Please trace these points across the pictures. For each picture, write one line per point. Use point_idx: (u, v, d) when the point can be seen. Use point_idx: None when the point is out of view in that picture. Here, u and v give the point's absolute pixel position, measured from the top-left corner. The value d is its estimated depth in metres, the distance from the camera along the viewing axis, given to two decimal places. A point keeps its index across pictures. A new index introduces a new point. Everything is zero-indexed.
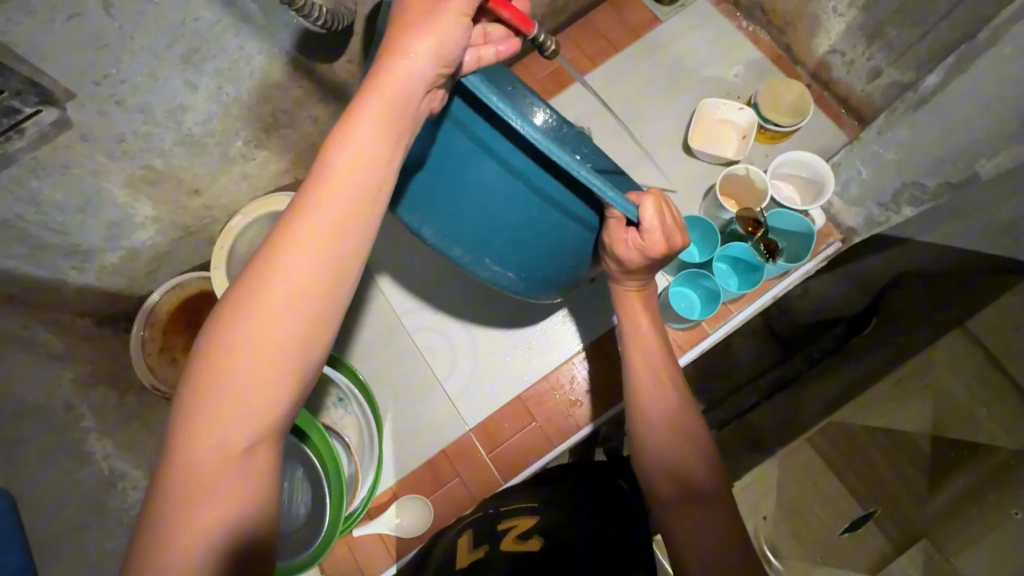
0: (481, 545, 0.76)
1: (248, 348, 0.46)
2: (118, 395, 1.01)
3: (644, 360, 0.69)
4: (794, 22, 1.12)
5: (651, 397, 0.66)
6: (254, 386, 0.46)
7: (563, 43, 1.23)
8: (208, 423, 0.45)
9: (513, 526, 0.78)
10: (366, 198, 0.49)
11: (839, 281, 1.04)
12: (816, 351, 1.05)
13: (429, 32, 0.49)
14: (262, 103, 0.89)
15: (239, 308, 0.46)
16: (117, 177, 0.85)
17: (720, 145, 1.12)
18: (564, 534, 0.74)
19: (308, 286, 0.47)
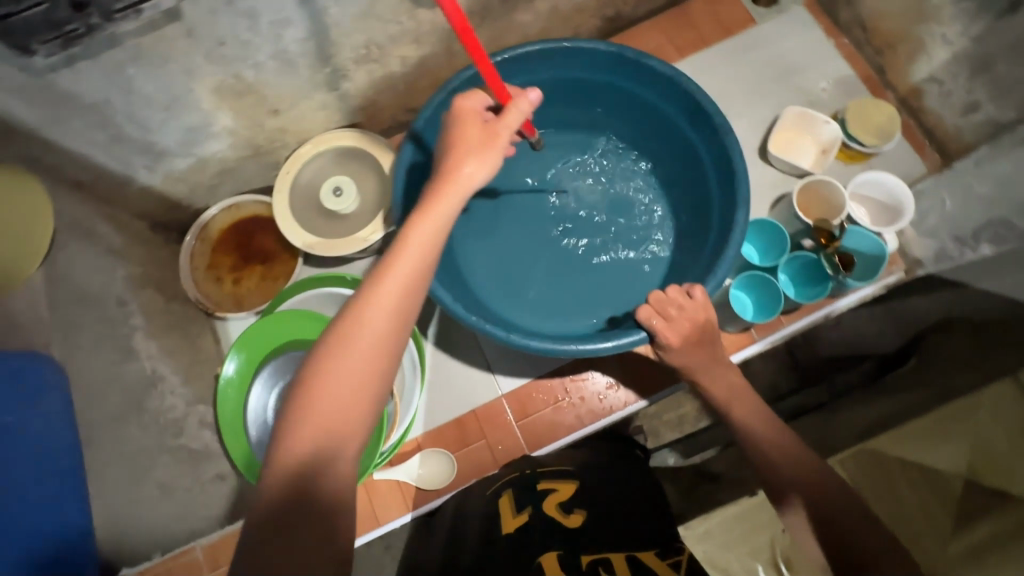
0: (525, 509, 0.72)
1: (333, 374, 0.53)
2: (165, 300, 1.00)
3: (752, 426, 0.73)
4: (894, 44, 1.09)
5: (778, 458, 0.69)
6: (336, 406, 0.52)
7: (653, 29, 1.22)
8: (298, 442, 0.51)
9: (556, 489, 0.76)
10: (428, 254, 0.58)
11: (879, 319, 1.11)
12: (839, 382, 1.14)
13: (478, 154, 0.64)
14: (360, 31, 0.88)
15: (331, 343, 0.54)
16: (208, 82, 0.84)
17: (798, 155, 1.10)
18: (607, 509, 0.72)
19: (384, 323, 0.55)
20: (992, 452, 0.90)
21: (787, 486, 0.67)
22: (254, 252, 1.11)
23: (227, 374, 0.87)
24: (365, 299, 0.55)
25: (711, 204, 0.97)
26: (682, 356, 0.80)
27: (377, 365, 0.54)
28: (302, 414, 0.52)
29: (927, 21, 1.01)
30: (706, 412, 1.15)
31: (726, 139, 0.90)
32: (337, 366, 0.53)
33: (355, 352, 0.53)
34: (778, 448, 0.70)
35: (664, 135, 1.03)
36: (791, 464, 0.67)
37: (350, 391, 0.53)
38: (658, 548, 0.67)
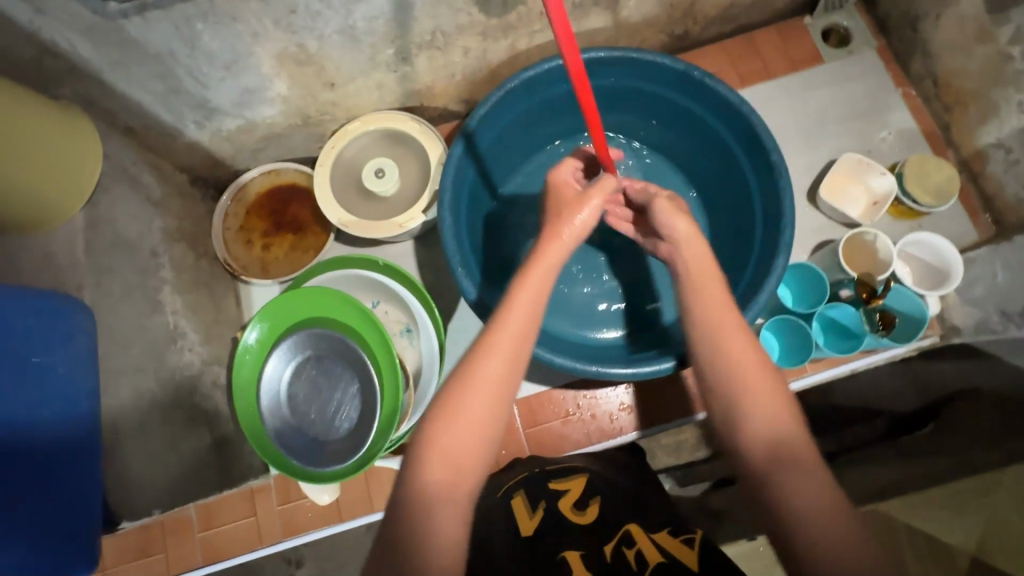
0: (540, 509, 0.77)
1: (458, 411, 0.56)
2: (195, 257, 1.01)
3: (710, 303, 0.64)
4: (966, 103, 1.06)
5: (725, 342, 0.60)
6: (460, 444, 0.55)
7: (718, 53, 1.20)
8: (426, 476, 0.53)
9: (567, 489, 0.81)
10: (538, 302, 0.64)
11: (896, 376, 1.08)
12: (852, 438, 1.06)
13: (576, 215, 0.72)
14: (429, 17, 0.87)
15: (458, 383, 0.57)
16: (271, 47, 0.83)
17: (848, 203, 1.07)
18: (619, 504, 0.78)
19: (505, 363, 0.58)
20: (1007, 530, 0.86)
21: (723, 370, 0.59)
22: (287, 221, 1.11)
23: (246, 343, 0.87)
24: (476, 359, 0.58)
25: (752, 241, 0.94)
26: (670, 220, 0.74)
27: (485, 424, 0.56)
28: (416, 472, 0.53)
29: (1004, 85, 0.98)
30: (704, 442, 1.05)
31: (778, 179, 0.88)
32: (450, 423, 0.55)
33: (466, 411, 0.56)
34: (728, 327, 0.61)
35: (717, 161, 1.01)
36: (734, 348, 0.59)
37: (460, 450, 0.55)
38: (671, 527, 0.72)
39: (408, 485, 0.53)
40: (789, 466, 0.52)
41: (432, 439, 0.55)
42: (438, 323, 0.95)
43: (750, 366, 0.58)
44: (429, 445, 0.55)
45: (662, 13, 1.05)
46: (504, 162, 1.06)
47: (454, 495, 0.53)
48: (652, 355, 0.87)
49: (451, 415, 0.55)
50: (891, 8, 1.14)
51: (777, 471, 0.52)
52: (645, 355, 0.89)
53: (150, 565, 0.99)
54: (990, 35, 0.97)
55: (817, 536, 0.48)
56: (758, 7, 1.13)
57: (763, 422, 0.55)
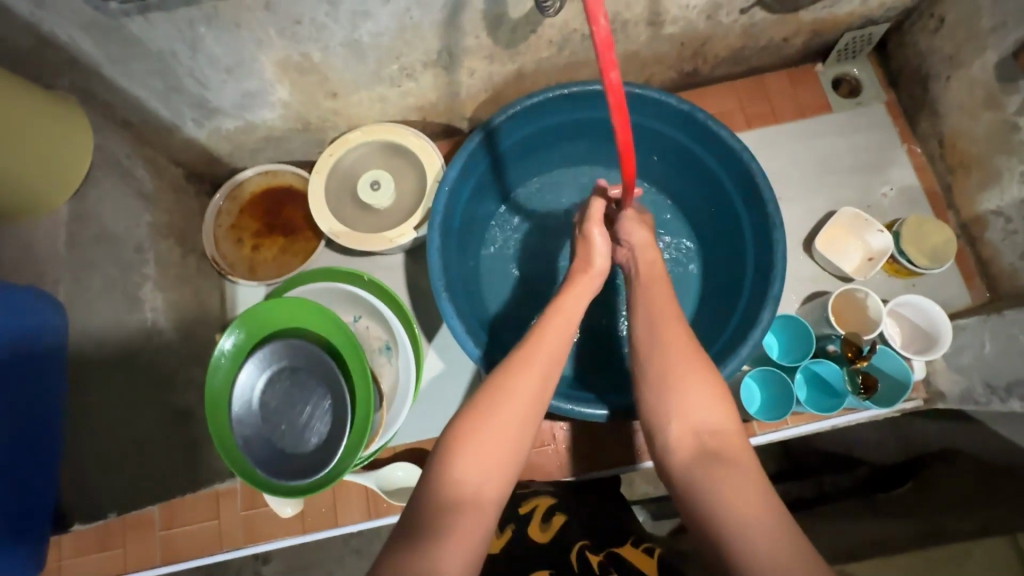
0: (507, 526, 0.85)
1: (491, 418, 0.58)
2: (182, 252, 1.00)
3: (660, 314, 0.69)
4: (969, 168, 1.05)
5: (669, 347, 0.65)
6: (488, 451, 0.57)
7: (726, 92, 1.19)
8: (454, 475, 0.55)
9: (533, 508, 0.88)
10: (569, 332, 0.68)
11: (882, 429, 1.07)
12: (829, 484, 1.07)
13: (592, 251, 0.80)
14: (436, 37, 0.86)
15: (494, 393, 0.61)
16: (274, 55, 0.83)
17: (843, 257, 1.06)
18: (581, 521, 0.87)
19: (536, 380, 0.62)
20: None
21: (664, 372, 0.63)
22: (280, 224, 1.10)
23: (221, 350, 0.86)
24: (512, 375, 0.62)
25: (741, 287, 0.93)
26: (637, 233, 0.82)
27: (518, 436, 0.59)
28: (443, 476, 0.55)
29: (1009, 154, 0.97)
30: None
31: (772, 230, 0.87)
32: (480, 435, 0.57)
33: (502, 422, 0.58)
34: (672, 334, 0.66)
35: (714, 204, 1.00)
36: (676, 352, 0.64)
37: (494, 459, 0.57)
38: (632, 538, 0.84)
39: (434, 481, 0.55)
40: (719, 463, 0.55)
41: (464, 447, 0.56)
42: (417, 343, 0.95)
43: (692, 368, 0.63)
44: (463, 449, 0.56)
45: (673, 50, 1.05)
46: (502, 184, 1.05)
47: (483, 503, 0.54)
48: (588, 397, 0.86)
49: (487, 422, 0.58)
50: (903, 63, 1.14)
51: (708, 466, 0.55)
52: (575, 393, 0.87)
53: (109, 558, 0.99)
54: (998, 103, 0.96)
55: (741, 525, 0.50)
56: (770, 51, 1.12)
57: (699, 421, 0.59)
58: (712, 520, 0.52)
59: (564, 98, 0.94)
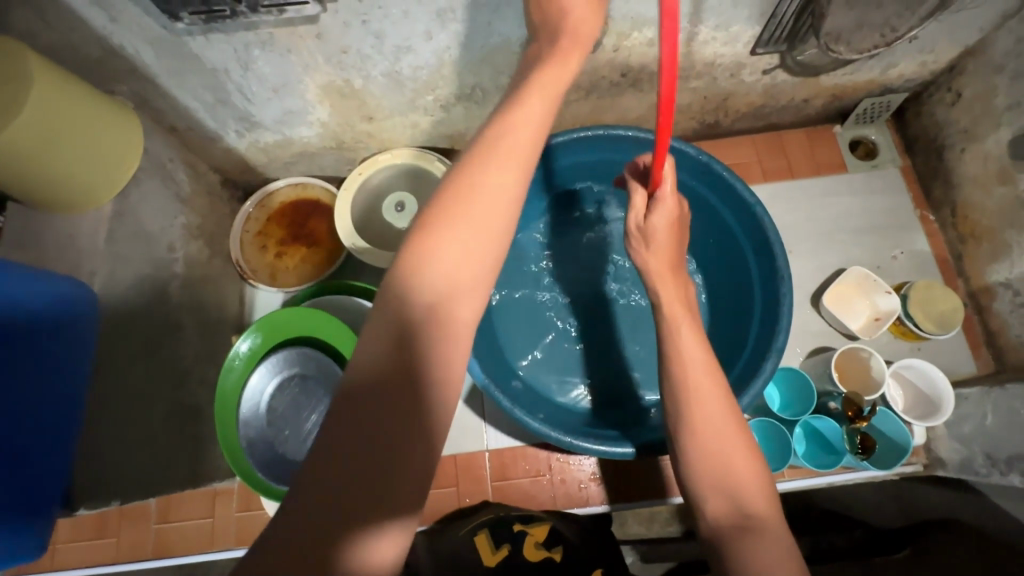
0: (503, 547, 0.86)
1: (454, 221, 0.49)
2: (209, 254, 1.05)
3: (689, 358, 0.67)
4: (981, 238, 1.07)
5: (702, 401, 0.64)
6: (458, 256, 0.48)
7: (745, 145, 1.23)
8: (417, 282, 0.48)
9: (530, 532, 0.88)
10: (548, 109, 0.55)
11: (881, 490, 1.07)
12: (825, 541, 1.03)
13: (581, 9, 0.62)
14: (470, 74, 0.91)
15: (461, 191, 0.50)
16: (318, 79, 0.88)
17: (850, 315, 1.08)
18: (583, 553, 0.85)
19: (507, 166, 0.51)
20: None
21: (700, 430, 0.63)
22: (304, 234, 1.15)
23: (236, 351, 0.88)
24: (479, 172, 0.51)
25: (745, 337, 0.95)
26: (653, 260, 0.76)
27: (482, 259, 0.49)
28: (411, 291, 0.48)
29: (1020, 229, 0.99)
30: (677, 518, 1.05)
31: (780, 284, 0.89)
32: (448, 238, 0.48)
33: (461, 250, 0.49)
34: (705, 389, 0.65)
35: (723, 251, 1.03)
36: (710, 404, 0.64)
37: (452, 293, 0.48)
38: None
39: (395, 297, 0.48)
40: (755, 535, 0.56)
41: (431, 251, 0.48)
42: None
43: (730, 427, 0.63)
44: (415, 286, 0.48)
45: (695, 102, 1.09)
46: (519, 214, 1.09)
47: (449, 340, 0.48)
48: (615, 436, 0.87)
49: (432, 250, 0.48)
50: (920, 131, 1.17)
51: (741, 537, 0.57)
52: (602, 432, 0.88)
53: (103, 547, 1.00)
54: (1011, 178, 0.99)
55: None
56: (790, 110, 1.16)
57: (736, 485, 0.60)
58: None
59: (588, 139, 0.97)
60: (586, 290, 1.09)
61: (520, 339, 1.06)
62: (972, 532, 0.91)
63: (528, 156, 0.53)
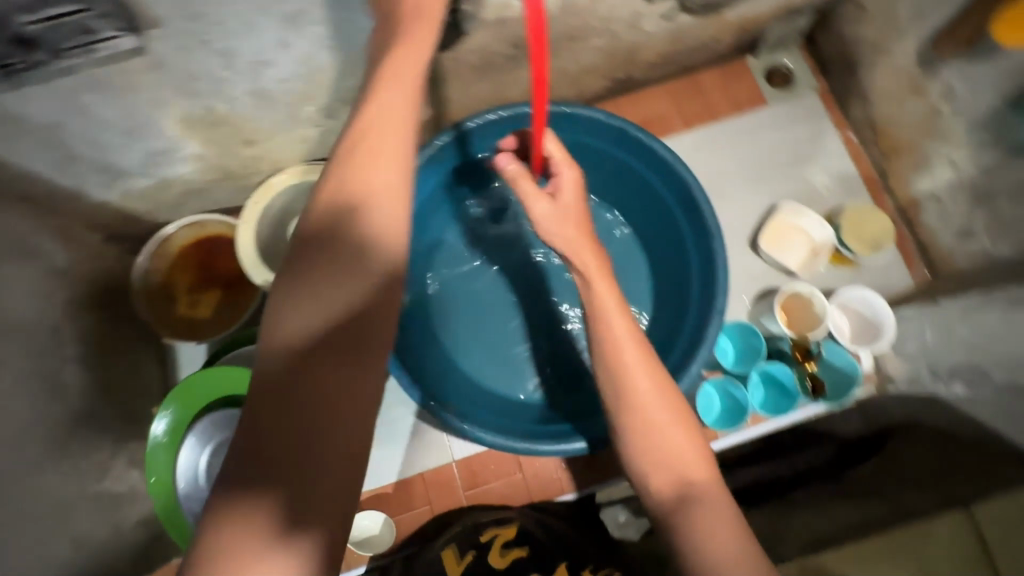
0: (468, 554, 0.83)
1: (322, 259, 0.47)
2: (108, 324, 0.94)
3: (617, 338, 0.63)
4: (901, 152, 1.07)
5: (631, 378, 0.61)
6: (328, 293, 0.47)
7: (662, 93, 1.18)
8: (289, 331, 0.45)
9: (496, 535, 0.86)
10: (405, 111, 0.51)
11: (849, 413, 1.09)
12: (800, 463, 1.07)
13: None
14: (348, 76, 0.82)
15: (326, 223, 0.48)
16: (175, 112, 0.78)
17: (790, 253, 1.07)
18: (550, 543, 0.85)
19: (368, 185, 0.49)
20: None
21: (632, 405, 0.60)
22: (216, 278, 1.06)
23: (157, 431, 0.82)
24: (338, 200, 0.48)
25: (688, 300, 0.92)
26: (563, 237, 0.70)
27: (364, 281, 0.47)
28: (284, 340, 0.45)
29: (937, 138, 0.98)
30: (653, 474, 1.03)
31: (712, 241, 0.87)
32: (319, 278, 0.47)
33: (341, 261, 0.47)
34: (638, 372, 0.61)
35: (655, 215, 0.99)
36: (637, 380, 0.61)
37: (341, 296, 0.47)
38: (592, 563, 0.82)
39: (271, 346, 0.46)
40: (695, 506, 0.55)
41: (302, 297, 0.46)
42: None
43: (660, 394, 0.61)
44: (290, 332, 0.45)
45: (600, 61, 1.03)
46: (439, 212, 1.03)
47: (346, 343, 0.46)
48: (565, 430, 0.85)
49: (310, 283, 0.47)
50: (831, 51, 1.14)
51: (686, 508, 0.55)
52: (554, 428, 0.86)
53: None
54: (923, 89, 0.97)
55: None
56: (700, 50, 1.11)
57: (672, 449, 0.58)
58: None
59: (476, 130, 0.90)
60: (525, 276, 1.05)
61: (465, 342, 1.01)
62: (928, 434, 0.94)
63: (406, 118, 0.51)
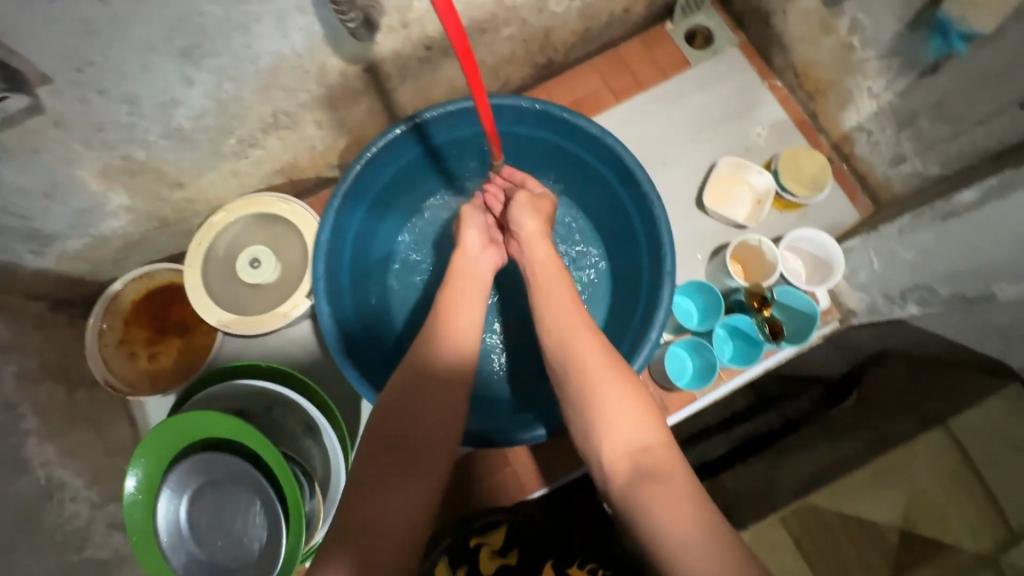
0: (461, 567, 0.89)
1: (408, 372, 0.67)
2: (67, 391, 0.93)
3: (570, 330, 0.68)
4: (825, 91, 1.09)
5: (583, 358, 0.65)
6: (416, 390, 0.66)
7: (588, 72, 1.19)
8: (383, 421, 0.64)
9: (487, 542, 0.91)
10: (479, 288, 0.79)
11: (824, 347, 1.13)
12: (793, 412, 1.13)
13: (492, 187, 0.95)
14: (262, 102, 0.82)
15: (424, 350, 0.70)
16: (92, 166, 0.77)
17: (734, 207, 1.09)
18: (533, 546, 0.91)
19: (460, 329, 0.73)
20: (929, 501, 0.86)
21: (588, 394, 0.62)
22: (172, 325, 1.04)
23: (128, 488, 0.80)
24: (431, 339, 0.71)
25: (640, 268, 0.93)
26: (537, 253, 0.80)
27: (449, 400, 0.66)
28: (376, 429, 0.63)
29: (854, 73, 1.00)
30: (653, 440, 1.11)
31: (651, 206, 0.88)
32: (410, 391, 0.66)
33: (423, 375, 0.67)
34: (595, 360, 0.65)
35: (596, 191, 1.00)
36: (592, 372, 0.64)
37: (425, 399, 0.65)
38: (579, 557, 0.90)
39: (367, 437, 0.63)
40: (651, 478, 0.56)
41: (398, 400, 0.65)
42: (327, 404, 0.94)
43: (614, 379, 0.63)
44: (382, 422, 0.64)
45: (518, 49, 1.04)
46: (388, 222, 1.06)
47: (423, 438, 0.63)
48: (530, 420, 0.88)
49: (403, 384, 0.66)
50: (743, 5, 1.16)
51: (642, 483, 0.56)
52: (523, 419, 0.90)
53: None
54: (831, 28, 0.99)
55: (689, 555, 0.50)
56: (616, 24, 1.12)
57: (626, 429, 0.59)
58: (658, 548, 0.52)
59: (429, 122, 0.94)
60: None
61: None
62: (902, 358, 1.04)
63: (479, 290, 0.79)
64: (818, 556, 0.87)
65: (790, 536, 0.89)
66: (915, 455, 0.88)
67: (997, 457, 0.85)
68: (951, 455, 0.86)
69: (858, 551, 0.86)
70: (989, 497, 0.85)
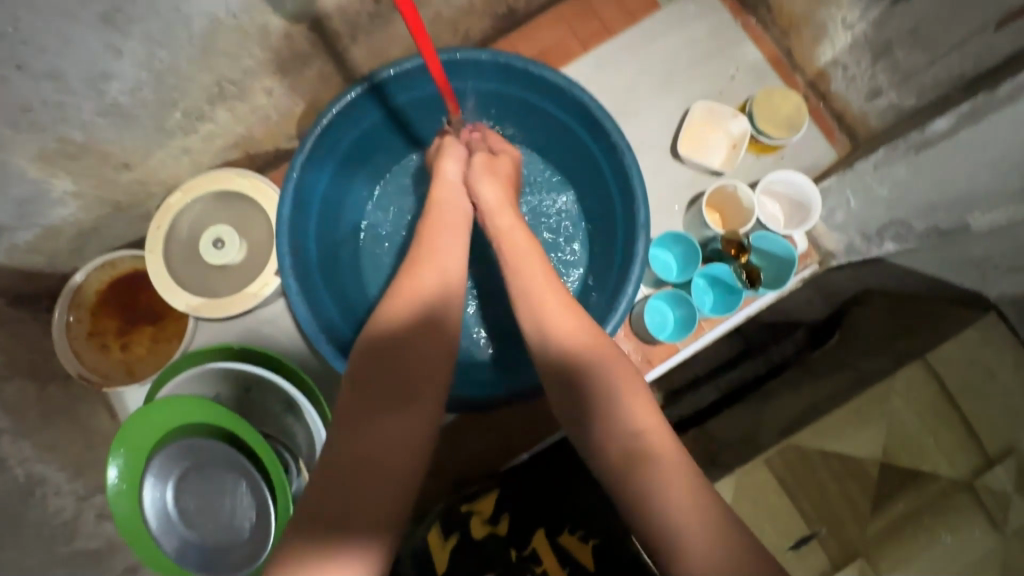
0: (453, 535, 0.91)
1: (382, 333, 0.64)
2: (38, 387, 0.91)
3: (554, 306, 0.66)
4: (799, 26, 1.05)
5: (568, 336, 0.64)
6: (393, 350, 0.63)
7: (553, 20, 1.13)
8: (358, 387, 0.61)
9: (478, 510, 0.93)
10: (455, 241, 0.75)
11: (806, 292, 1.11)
12: (777, 356, 1.14)
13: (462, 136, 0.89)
14: (202, 71, 0.77)
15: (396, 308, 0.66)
16: (26, 150, 0.73)
17: (709, 153, 1.06)
18: (523, 511, 0.94)
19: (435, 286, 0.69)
20: (907, 432, 0.88)
21: (579, 374, 0.62)
22: (143, 313, 1.01)
23: (110, 479, 0.80)
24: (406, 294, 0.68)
25: (615, 222, 0.91)
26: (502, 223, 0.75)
27: (424, 362, 0.63)
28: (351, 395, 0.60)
29: (827, 3, 0.96)
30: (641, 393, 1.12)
31: (623, 157, 0.85)
32: (385, 356, 0.63)
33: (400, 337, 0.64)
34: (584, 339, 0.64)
35: (566, 145, 0.97)
36: (591, 359, 0.63)
37: (403, 363, 0.63)
38: (568, 524, 0.93)
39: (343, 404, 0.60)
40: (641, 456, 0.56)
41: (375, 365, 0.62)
42: (306, 381, 0.91)
43: (604, 360, 0.62)
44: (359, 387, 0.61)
45: None
46: (353, 191, 1.02)
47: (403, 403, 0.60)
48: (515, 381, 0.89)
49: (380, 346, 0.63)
50: None
51: (632, 462, 0.56)
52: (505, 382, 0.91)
53: None
54: None
55: (683, 534, 0.51)
56: None
57: (616, 407, 0.59)
58: (650, 522, 0.53)
59: (388, 81, 0.89)
60: None
61: None
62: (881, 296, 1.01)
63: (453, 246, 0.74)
64: (799, 490, 0.90)
65: (774, 477, 0.90)
66: (895, 390, 0.88)
67: (972, 386, 0.87)
68: (929, 386, 0.88)
69: (839, 487, 0.89)
70: (966, 424, 0.87)
